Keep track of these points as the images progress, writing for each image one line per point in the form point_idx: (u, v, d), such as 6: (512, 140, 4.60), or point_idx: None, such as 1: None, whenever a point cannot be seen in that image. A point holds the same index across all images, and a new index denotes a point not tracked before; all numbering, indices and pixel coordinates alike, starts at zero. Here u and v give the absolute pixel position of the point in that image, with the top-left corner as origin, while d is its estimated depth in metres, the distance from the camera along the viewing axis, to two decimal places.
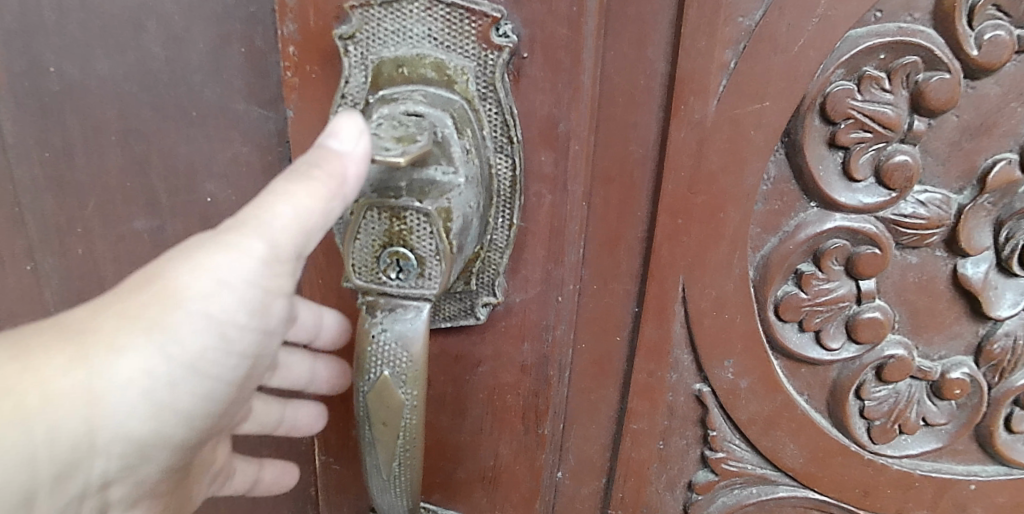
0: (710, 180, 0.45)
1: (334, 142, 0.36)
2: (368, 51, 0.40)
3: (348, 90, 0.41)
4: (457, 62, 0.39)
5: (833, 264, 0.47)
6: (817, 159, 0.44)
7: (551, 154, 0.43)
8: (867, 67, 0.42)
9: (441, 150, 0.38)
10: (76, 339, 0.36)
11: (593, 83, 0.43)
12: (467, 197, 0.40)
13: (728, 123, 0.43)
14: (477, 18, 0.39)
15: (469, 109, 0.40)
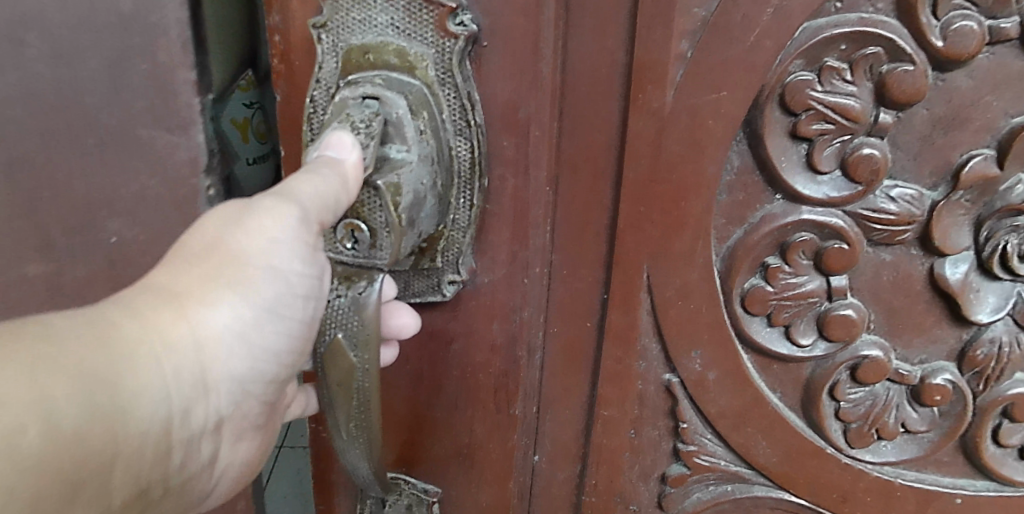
0: (671, 168, 0.46)
1: (330, 152, 0.40)
2: (336, 39, 0.44)
3: (322, 74, 0.45)
4: (418, 49, 0.43)
5: (801, 258, 0.46)
6: (780, 151, 0.44)
7: (513, 139, 0.46)
8: (828, 58, 0.42)
9: (395, 130, 0.42)
10: (170, 296, 0.38)
11: (553, 73, 0.45)
12: (420, 175, 0.43)
13: (687, 111, 0.44)
14: (435, 8, 0.42)
15: (428, 93, 0.43)
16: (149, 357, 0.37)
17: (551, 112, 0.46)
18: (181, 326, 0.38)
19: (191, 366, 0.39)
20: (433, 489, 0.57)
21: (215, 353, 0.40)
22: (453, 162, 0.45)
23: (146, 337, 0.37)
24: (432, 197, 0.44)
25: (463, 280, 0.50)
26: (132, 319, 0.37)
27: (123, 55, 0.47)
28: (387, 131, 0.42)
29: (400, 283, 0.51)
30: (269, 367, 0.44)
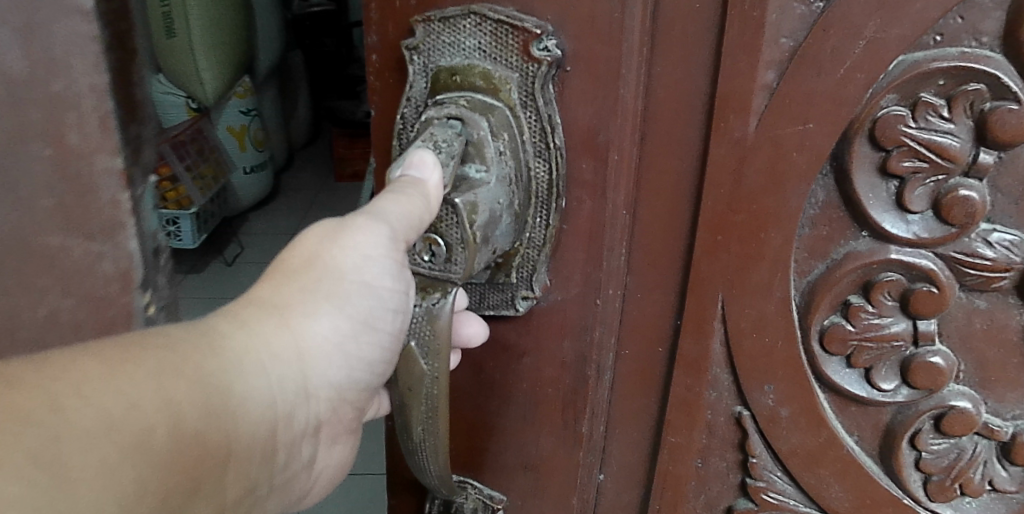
0: (751, 198, 0.45)
1: (413, 173, 0.42)
2: (427, 60, 0.46)
3: (411, 93, 0.47)
4: (503, 71, 0.44)
5: (885, 299, 0.44)
6: (868, 187, 0.42)
7: (592, 162, 0.46)
8: (925, 92, 0.40)
9: (476, 151, 0.44)
10: (275, 309, 0.43)
11: (636, 100, 0.46)
12: (496, 195, 0.44)
13: (769, 142, 0.43)
14: (521, 33, 0.43)
15: (511, 115, 0.45)
16: (259, 362, 0.41)
17: (632, 135, 0.47)
18: (283, 334, 0.42)
19: (292, 370, 0.43)
20: (498, 496, 0.58)
21: (315, 360, 0.44)
22: (532, 186, 0.46)
23: (254, 345, 0.41)
24: (508, 217, 0.45)
25: (536, 298, 0.50)
26: (242, 326, 0.41)
27: (23, 137, 0.42)
28: (468, 151, 0.44)
29: (476, 297, 0.52)
30: (359, 374, 0.47)
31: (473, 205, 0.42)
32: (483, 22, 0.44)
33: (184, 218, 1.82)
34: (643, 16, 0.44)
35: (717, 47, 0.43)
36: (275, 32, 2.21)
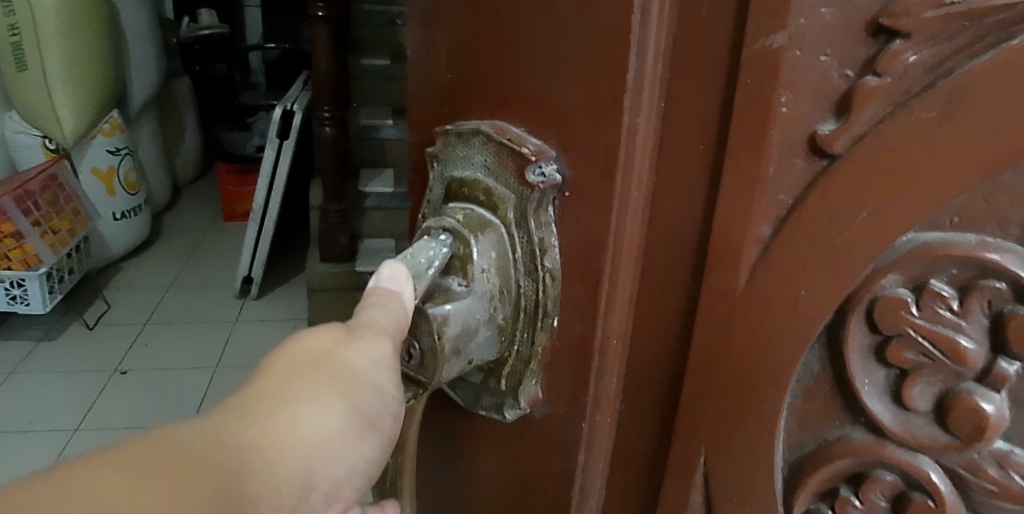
0: (740, 356, 0.41)
1: (385, 285, 0.44)
2: (444, 170, 0.50)
3: (430, 196, 0.51)
4: (502, 191, 0.46)
5: (878, 498, 0.40)
6: (864, 371, 0.39)
7: (583, 287, 0.45)
8: (934, 279, 0.36)
9: (462, 265, 0.47)
10: (282, 401, 0.36)
11: (630, 236, 0.44)
12: (473, 311, 0.46)
13: (763, 301, 0.40)
14: (519, 156, 0.44)
15: (505, 233, 0.46)
16: (265, 457, 0.34)
17: (628, 265, 0.44)
18: (290, 429, 0.35)
19: (303, 479, 0.36)
20: None
21: (325, 460, 0.36)
22: (520, 301, 0.47)
23: (260, 438, 0.34)
24: (486, 330, 0.47)
25: (522, 410, 0.49)
26: (259, 433, 0.34)
27: None
28: (452, 265, 0.47)
29: (473, 395, 0.52)
30: (365, 483, 0.40)
31: (445, 318, 0.45)
32: (489, 142, 0.46)
33: (31, 280, 2.57)
34: (642, 148, 0.42)
35: (712, 194, 0.40)
36: (148, 75, 3.61)
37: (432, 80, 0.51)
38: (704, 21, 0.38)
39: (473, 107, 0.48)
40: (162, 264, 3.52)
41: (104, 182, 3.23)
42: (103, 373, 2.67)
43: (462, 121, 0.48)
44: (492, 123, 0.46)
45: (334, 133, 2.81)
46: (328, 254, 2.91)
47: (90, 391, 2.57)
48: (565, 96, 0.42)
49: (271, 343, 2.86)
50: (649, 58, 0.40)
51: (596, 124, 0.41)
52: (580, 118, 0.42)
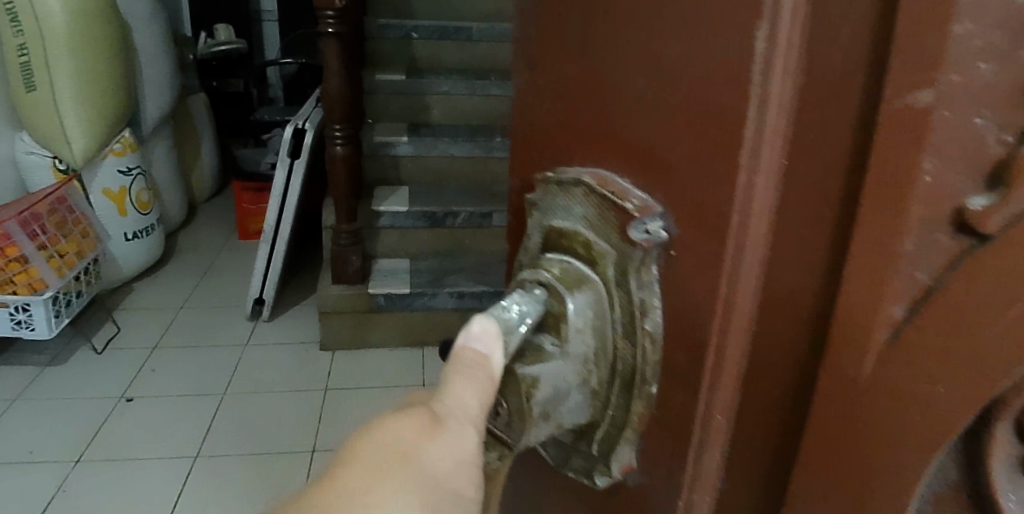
0: (852, 448, 0.36)
1: (475, 345, 0.46)
2: (543, 219, 0.53)
3: (529, 242, 0.55)
4: (601, 246, 0.47)
5: None
6: (1009, 485, 0.33)
7: (686, 354, 0.44)
8: None
9: (555, 320, 0.50)
10: (357, 495, 0.37)
11: (743, 301, 0.41)
12: (564, 372, 0.49)
13: (887, 392, 0.34)
14: (620, 215, 0.45)
15: (601, 290, 0.48)
16: None
17: (742, 330, 0.41)
18: None
19: None
20: None
21: None
22: (617, 361, 0.48)
23: None
24: (579, 392, 0.50)
25: (613, 476, 0.51)
26: None
27: None
28: (547, 321, 0.50)
29: (564, 454, 0.54)
30: None
31: (534, 379, 0.47)
32: (590, 194, 0.48)
33: (36, 305, 2.52)
34: (760, 209, 0.39)
35: (836, 264, 0.36)
36: (160, 94, 3.58)
37: (547, 122, 0.54)
38: (840, 75, 0.34)
39: (581, 155, 0.50)
40: (174, 284, 3.49)
41: (116, 203, 3.18)
42: (111, 399, 2.63)
43: (567, 169, 0.51)
44: (594, 174, 0.48)
45: (345, 152, 2.74)
46: (338, 276, 2.85)
47: (96, 418, 2.53)
48: (673, 151, 0.42)
49: (282, 367, 2.82)
50: (770, 113, 0.37)
51: (705, 181, 0.40)
52: (688, 175, 0.41)
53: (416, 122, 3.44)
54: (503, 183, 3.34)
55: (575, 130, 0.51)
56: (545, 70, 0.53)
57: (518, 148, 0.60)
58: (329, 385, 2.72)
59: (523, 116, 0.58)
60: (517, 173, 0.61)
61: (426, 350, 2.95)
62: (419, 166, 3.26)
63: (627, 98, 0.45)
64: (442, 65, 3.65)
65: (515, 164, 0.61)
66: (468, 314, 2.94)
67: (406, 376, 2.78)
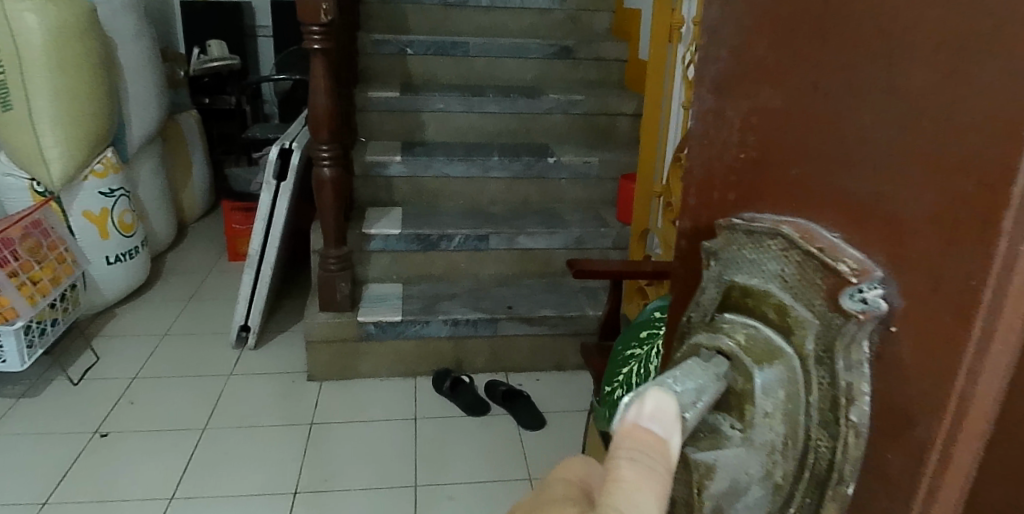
0: None
1: (653, 422, 0.39)
2: (720, 272, 0.42)
3: (690, 301, 0.46)
4: (802, 313, 0.37)
5: None
6: None
7: (900, 461, 0.34)
8: None
9: (736, 402, 0.40)
10: None
11: (984, 407, 0.31)
12: (746, 469, 0.39)
13: None
14: (833, 278, 0.35)
15: (798, 367, 0.37)
16: None
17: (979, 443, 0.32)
18: None
19: None
20: None
21: None
22: (807, 466, 0.38)
23: None
24: (764, 496, 0.39)
25: None
26: None
27: None
28: (728, 399, 0.40)
29: None
30: None
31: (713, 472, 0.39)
32: (790, 248, 0.37)
33: (7, 336, 2.37)
34: None
35: None
36: (145, 111, 3.45)
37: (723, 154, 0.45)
38: None
39: (769, 193, 0.40)
40: (160, 308, 3.35)
41: (98, 226, 3.04)
42: (83, 435, 2.48)
43: (749, 214, 0.42)
44: (791, 222, 0.38)
45: (333, 174, 2.59)
46: (325, 303, 2.71)
47: (65, 456, 2.38)
48: (911, 205, 0.32)
49: (265, 399, 2.68)
50: None
51: (970, 249, 0.30)
52: (926, 238, 0.31)
53: (411, 141, 3.32)
54: (500, 204, 3.21)
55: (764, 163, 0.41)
56: (721, 89, 0.44)
57: (684, 182, 0.51)
58: (315, 419, 2.58)
59: (690, 144, 0.49)
60: (682, 210, 0.52)
61: (418, 380, 2.80)
62: (412, 185, 3.13)
63: (851, 115, 0.34)
64: (437, 81, 3.54)
65: (678, 199, 0.52)
66: (462, 342, 2.80)
67: (395, 409, 2.63)
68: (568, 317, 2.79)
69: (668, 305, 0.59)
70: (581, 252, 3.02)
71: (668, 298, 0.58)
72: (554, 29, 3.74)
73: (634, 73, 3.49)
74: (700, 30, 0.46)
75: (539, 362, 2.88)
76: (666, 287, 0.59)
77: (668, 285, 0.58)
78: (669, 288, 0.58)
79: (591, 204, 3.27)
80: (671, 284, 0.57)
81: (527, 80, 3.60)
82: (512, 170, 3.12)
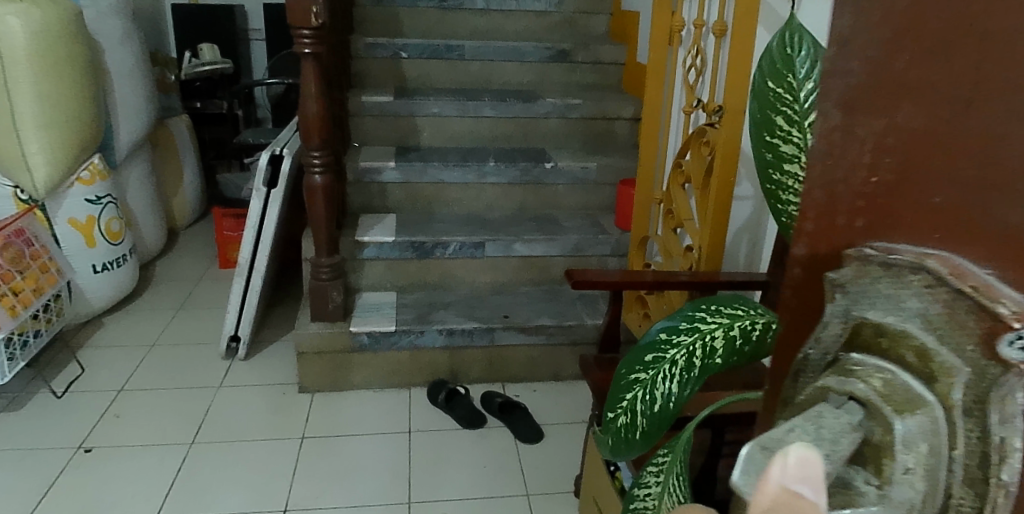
0: None
1: (803, 476, 0.43)
2: (851, 308, 0.50)
3: (827, 330, 0.52)
4: (948, 358, 0.44)
5: None
6: None
7: None
8: None
9: (884, 437, 0.46)
10: None
11: None
12: (898, 501, 0.46)
13: None
14: (992, 324, 0.41)
15: (942, 417, 0.44)
16: None
17: None
18: None
19: None
20: None
21: None
22: (948, 505, 0.45)
23: None
24: None
25: None
26: None
27: None
28: (868, 444, 0.47)
29: None
30: None
31: None
32: (937, 286, 0.44)
33: None
34: None
35: None
36: (133, 115, 3.38)
37: (877, 182, 0.49)
38: None
39: (924, 226, 0.46)
40: (149, 317, 3.27)
41: (83, 233, 2.96)
42: (65, 450, 2.40)
43: (894, 248, 0.47)
44: (944, 261, 0.44)
45: (324, 181, 2.52)
46: (316, 313, 2.64)
47: (48, 471, 2.30)
48: None
49: (254, 411, 2.61)
50: None
51: None
52: None
53: (406, 146, 3.26)
54: (496, 210, 3.15)
55: (921, 195, 0.46)
56: (884, 119, 0.48)
57: (821, 205, 0.53)
58: (305, 433, 2.50)
59: (839, 166, 0.52)
60: (817, 232, 0.54)
61: (412, 391, 2.74)
62: (407, 191, 3.06)
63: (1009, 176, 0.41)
64: (432, 84, 3.48)
65: (814, 219, 0.54)
66: (458, 353, 2.73)
67: (389, 422, 2.56)
68: (566, 327, 2.73)
69: (786, 331, 0.60)
70: (579, 260, 2.96)
71: (786, 321, 0.60)
72: (551, 31, 3.68)
73: (633, 76, 3.44)
74: (871, 61, 0.49)
75: (536, 373, 2.81)
76: (784, 308, 0.60)
77: (790, 307, 0.59)
78: (788, 314, 0.59)
79: (590, 209, 3.21)
80: (792, 309, 0.59)
81: (524, 83, 3.53)
82: (509, 176, 3.05)
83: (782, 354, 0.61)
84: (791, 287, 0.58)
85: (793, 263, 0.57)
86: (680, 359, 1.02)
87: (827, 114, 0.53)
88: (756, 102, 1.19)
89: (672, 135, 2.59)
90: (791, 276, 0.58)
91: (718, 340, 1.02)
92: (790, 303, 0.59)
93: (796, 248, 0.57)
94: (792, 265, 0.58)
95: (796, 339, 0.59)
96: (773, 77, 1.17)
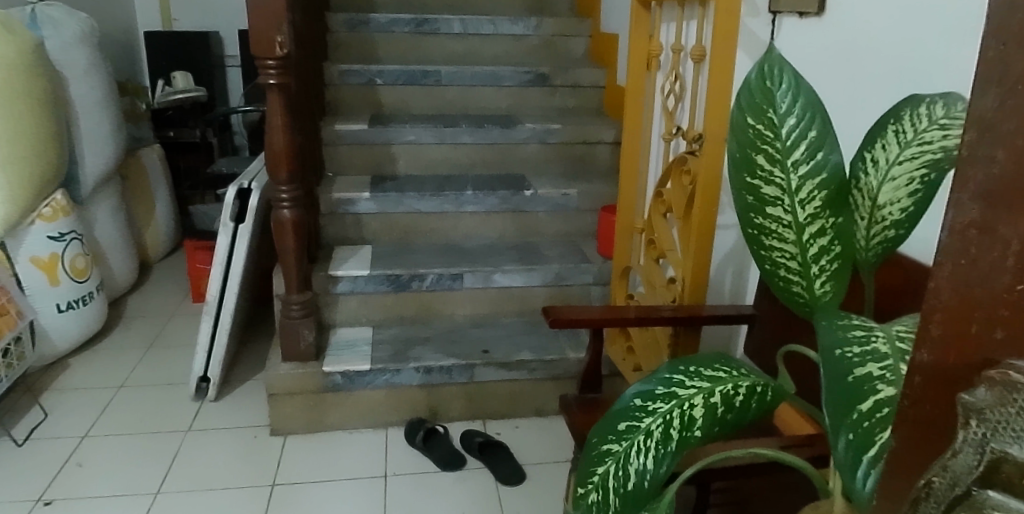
0: None
1: None
2: (989, 439, 0.47)
3: (955, 460, 0.49)
4: None
5: None
6: None
7: None
8: None
9: None
10: None
11: None
12: None
13: None
14: None
15: None
16: None
17: None
18: None
19: None
20: None
21: None
22: None
23: None
24: None
25: None
26: None
27: None
28: None
29: None
30: None
31: None
32: None
33: None
34: None
35: None
36: (102, 147, 3.28)
37: None
38: None
39: None
40: (120, 356, 3.16)
41: (44, 271, 2.83)
42: (23, 504, 2.27)
43: None
44: None
45: (294, 216, 2.42)
46: (288, 353, 2.54)
47: None
48: None
49: (221, 457, 2.49)
50: None
51: None
52: None
53: (381, 175, 3.17)
54: (475, 239, 3.06)
55: None
56: None
57: (951, 308, 0.49)
58: (276, 479, 2.38)
59: (976, 266, 0.47)
60: (944, 341, 0.50)
61: (390, 431, 2.63)
62: (383, 222, 2.97)
63: None
64: (409, 112, 3.41)
65: (942, 324, 0.50)
66: (436, 390, 2.63)
67: (365, 465, 2.45)
68: (547, 361, 2.64)
69: (899, 448, 0.55)
70: (560, 289, 2.87)
71: (899, 435, 0.55)
72: (530, 55, 3.63)
73: (612, 99, 3.38)
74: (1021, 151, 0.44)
75: (518, 408, 2.72)
76: (900, 419, 0.55)
77: (903, 422, 0.54)
78: (903, 426, 0.54)
79: (571, 236, 3.13)
80: (908, 423, 0.54)
81: (502, 108, 3.46)
82: (488, 204, 2.97)
83: (892, 471, 0.56)
84: (909, 399, 0.54)
85: (913, 371, 0.53)
86: (655, 430, 1.01)
87: (961, 205, 0.48)
88: (736, 139, 1.10)
89: (652, 161, 2.52)
90: (910, 384, 0.54)
91: (697, 408, 1.01)
92: (906, 416, 0.54)
93: (918, 355, 0.53)
94: (912, 374, 0.54)
95: (910, 462, 0.54)
96: (753, 112, 1.09)
